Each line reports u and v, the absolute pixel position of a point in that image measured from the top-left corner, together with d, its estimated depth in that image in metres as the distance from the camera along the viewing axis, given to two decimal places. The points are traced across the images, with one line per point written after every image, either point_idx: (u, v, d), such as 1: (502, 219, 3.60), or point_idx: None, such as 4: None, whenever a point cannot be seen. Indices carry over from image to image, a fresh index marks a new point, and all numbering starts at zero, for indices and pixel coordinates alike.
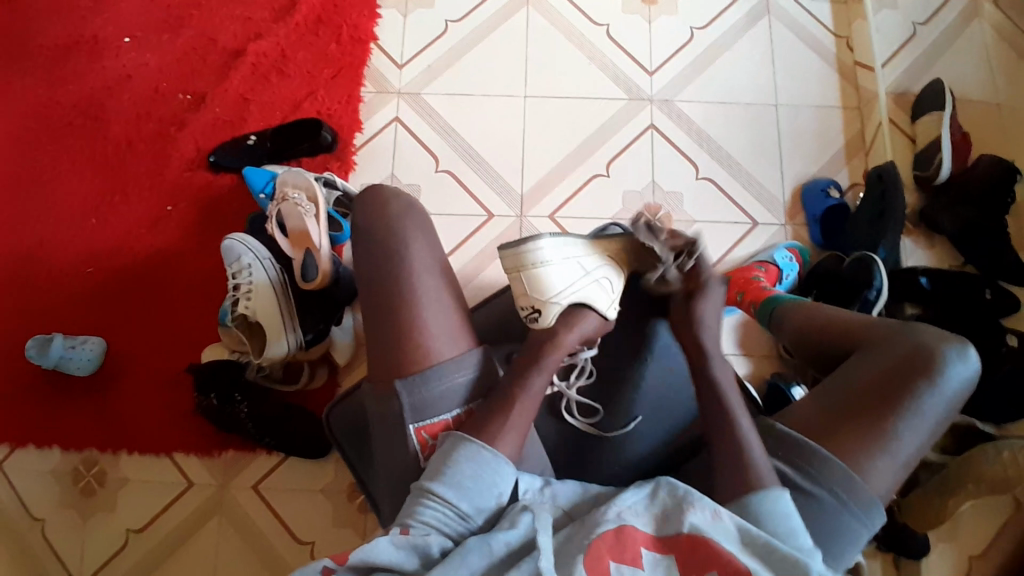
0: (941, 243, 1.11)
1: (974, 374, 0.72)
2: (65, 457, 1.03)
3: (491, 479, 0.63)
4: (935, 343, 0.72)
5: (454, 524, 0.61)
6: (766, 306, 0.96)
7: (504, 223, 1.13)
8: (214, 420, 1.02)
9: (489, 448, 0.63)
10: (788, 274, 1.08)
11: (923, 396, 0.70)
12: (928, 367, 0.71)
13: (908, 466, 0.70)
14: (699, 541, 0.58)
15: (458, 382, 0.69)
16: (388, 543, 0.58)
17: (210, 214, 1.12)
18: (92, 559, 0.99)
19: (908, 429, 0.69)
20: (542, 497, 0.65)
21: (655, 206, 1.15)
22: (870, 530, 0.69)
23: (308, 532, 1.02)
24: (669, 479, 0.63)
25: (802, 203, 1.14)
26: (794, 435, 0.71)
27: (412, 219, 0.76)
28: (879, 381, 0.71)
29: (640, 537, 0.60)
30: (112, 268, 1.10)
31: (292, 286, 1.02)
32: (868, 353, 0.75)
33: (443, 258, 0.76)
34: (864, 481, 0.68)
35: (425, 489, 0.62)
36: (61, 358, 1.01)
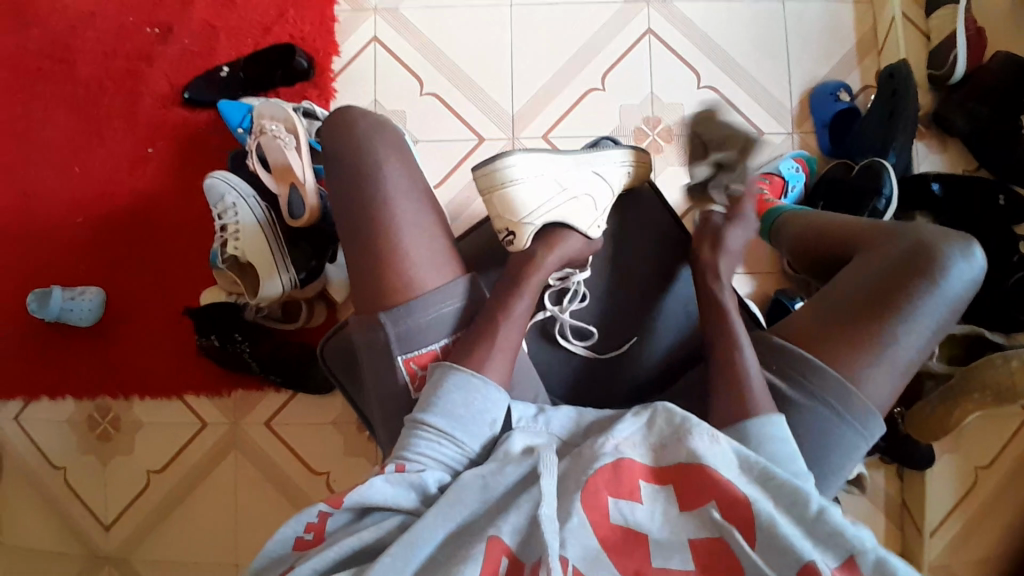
0: (955, 145, 1.05)
1: (978, 270, 0.68)
2: (79, 406, 1.05)
3: (481, 406, 0.62)
4: (934, 244, 0.68)
5: (450, 455, 0.60)
6: (767, 215, 0.92)
7: (495, 147, 1.09)
8: (218, 359, 1.03)
9: (477, 375, 0.63)
10: (794, 186, 1.03)
11: (922, 296, 0.67)
12: (928, 265, 0.68)
13: (907, 370, 0.68)
14: (695, 466, 0.55)
15: (443, 314, 0.68)
16: (383, 481, 0.56)
17: (193, 154, 1.09)
18: (117, 501, 1.04)
19: (906, 332, 0.67)
20: (536, 424, 0.64)
21: (655, 119, 1.09)
22: (868, 440, 0.68)
23: (321, 462, 1.05)
24: (666, 406, 0.59)
25: (811, 109, 1.08)
26: (790, 347, 0.70)
27: (384, 138, 0.71)
28: (874, 285, 0.69)
29: (638, 468, 0.56)
30: (101, 216, 1.08)
31: (281, 225, 1.00)
32: (865, 256, 0.72)
33: (423, 183, 0.72)
34: (859, 391, 0.66)
35: (418, 421, 0.61)
36: (62, 310, 1.01)
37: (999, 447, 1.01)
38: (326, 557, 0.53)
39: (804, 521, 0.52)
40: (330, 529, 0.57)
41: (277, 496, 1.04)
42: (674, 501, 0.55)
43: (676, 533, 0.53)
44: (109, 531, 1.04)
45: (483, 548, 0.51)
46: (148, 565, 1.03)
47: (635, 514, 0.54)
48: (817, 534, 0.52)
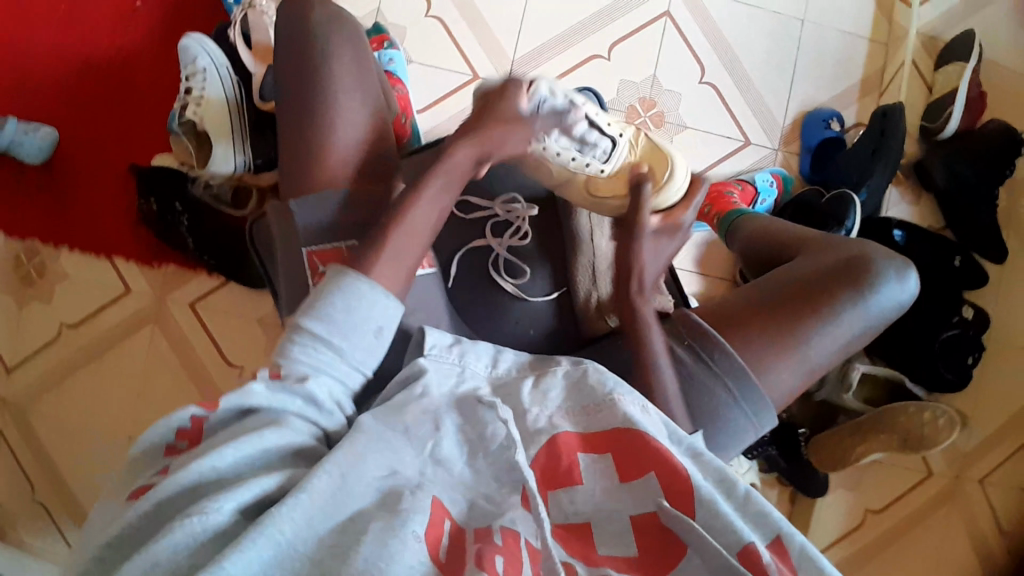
0: (927, 200, 1.06)
1: (904, 298, 0.73)
2: (6, 244, 1.02)
3: (366, 315, 0.56)
4: (870, 258, 0.73)
5: (334, 366, 0.53)
6: (726, 215, 0.94)
7: None
8: (154, 226, 1.01)
9: (366, 278, 0.57)
10: (765, 198, 1.03)
11: (847, 304, 0.70)
12: (861, 279, 0.72)
13: (812, 372, 0.70)
14: (637, 437, 0.52)
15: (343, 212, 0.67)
16: (264, 388, 0.48)
17: (182, 19, 1.05)
18: (24, 347, 1.02)
19: (822, 333, 0.69)
20: (449, 356, 0.61)
21: (650, 101, 1.08)
22: (756, 428, 0.69)
23: (239, 357, 1.04)
24: (598, 368, 0.59)
25: (801, 131, 1.09)
26: (703, 322, 0.70)
27: (337, 31, 0.70)
28: (806, 283, 0.72)
29: (572, 440, 0.54)
30: (72, 56, 1.04)
31: (248, 105, 0.97)
32: (807, 259, 0.76)
33: (369, 86, 0.72)
34: (759, 375, 0.68)
35: (297, 326, 0.54)
36: (13, 140, 0.98)
37: (896, 496, 1.03)
38: (222, 458, 0.41)
39: (734, 499, 0.51)
40: (208, 430, 0.46)
41: (187, 378, 1.03)
42: (613, 473, 0.51)
43: (618, 509, 0.49)
44: (10, 374, 1.02)
45: (426, 501, 0.44)
46: (43, 417, 1.01)
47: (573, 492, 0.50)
48: (746, 513, 0.51)
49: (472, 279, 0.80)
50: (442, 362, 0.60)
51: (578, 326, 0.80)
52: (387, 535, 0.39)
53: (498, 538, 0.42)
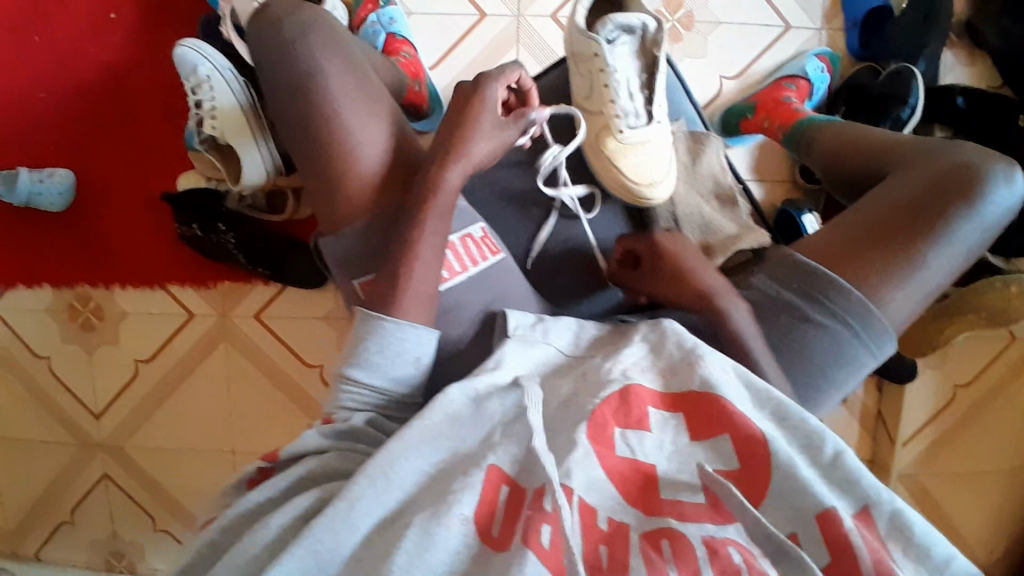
0: (982, 61, 1.00)
1: (1018, 197, 0.70)
2: (56, 296, 1.00)
3: (398, 349, 0.60)
4: (977, 162, 0.69)
5: (374, 399, 0.60)
6: (792, 127, 0.90)
7: (500, 25, 1.00)
8: (200, 248, 0.98)
9: (392, 318, 0.60)
10: (818, 88, 0.98)
11: (962, 216, 0.68)
12: (972, 185, 0.68)
13: (931, 292, 0.69)
14: (710, 398, 0.55)
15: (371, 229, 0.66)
16: (315, 433, 0.56)
17: (161, 20, 0.96)
18: (105, 391, 1.03)
19: (938, 253, 0.67)
20: (535, 333, 0.65)
21: (677, 3, 1.00)
22: (877, 358, 0.70)
23: (314, 355, 1.04)
24: (677, 330, 0.62)
25: (842, 4, 1.00)
26: (812, 264, 0.70)
27: (314, 36, 0.64)
28: (914, 201, 0.69)
29: (646, 395, 0.57)
30: (60, 86, 0.97)
31: (262, 102, 0.92)
32: (905, 173, 0.72)
33: (367, 81, 0.66)
34: (880, 310, 0.67)
35: (342, 373, 0.60)
36: (31, 194, 0.94)
37: (979, 368, 1.03)
38: (276, 487, 0.52)
39: (819, 465, 0.53)
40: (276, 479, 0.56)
41: (270, 388, 1.04)
42: (684, 432, 0.54)
43: (685, 463, 0.52)
44: (100, 419, 1.03)
45: (481, 475, 0.49)
46: (142, 452, 1.04)
47: (642, 444, 0.53)
48: (834, 480, 0.52)
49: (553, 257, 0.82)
50: (529, 340, 0.64)
51: None
52: (431, 528, 0.45)
53: (549, 503, 0.46)
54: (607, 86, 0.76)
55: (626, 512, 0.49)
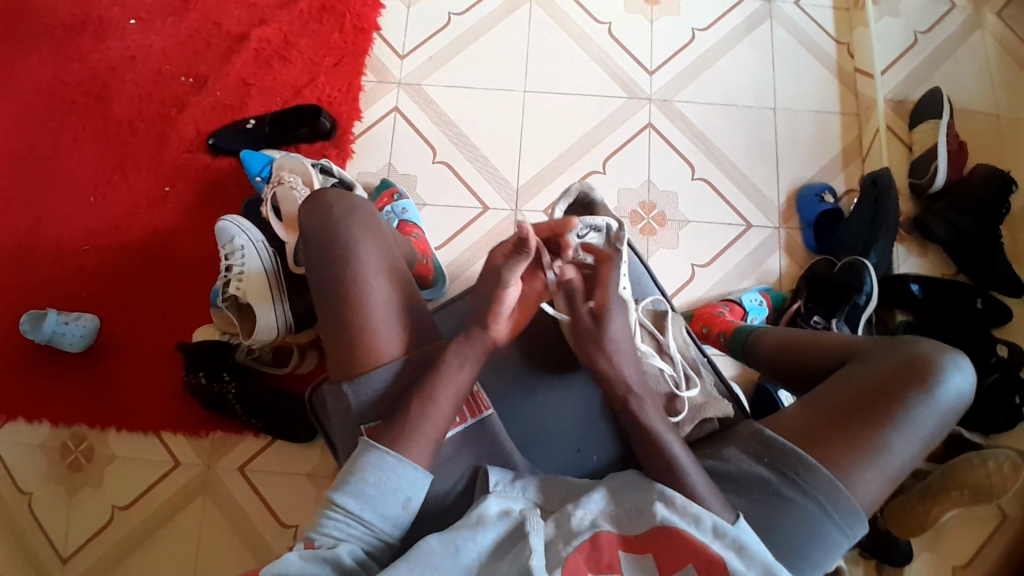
0: (934, 252, 1.11)
1: (968, 383, 0.76)
2: (54, 432, 1.04)
3: (394, 486, 0.65)
4: (931, 354, 0.76)
5: (361, 534, 0.64)
6: (734, 334, 1.00)
7: (499, 216, 1.14)
8: (203, 399, 1.03)
9: (393, 453, 0.66)
10: (756, 317, 1.08)
11: (919, 402, 0.73)
12: (924, 374, 0.74)
13: (893, 475, 0.73)
14: (674, 546, 0.62)
15: (387, 383, 0.71)
16: (297, 556, 0.60)
17: (206, 197, 1.12)
18: (78, 533, 1.00)
19: (900, 437, 0.72)
20: (512, 488, 0.70)
21: (650, 204, 1.15)
22: (850, 540, 0.72)
23: (291, 516, 1.03)
24: (633, 475, 0.68)
25: (797, 207, 1.15)
26: (780, 440, 0.75)
27: (355, 219, 0.76)
28: (867, 387, 0.75)
29: (614, 539, 0.63)
30: (109, 246, 1.10)
31: (285, 272, 1.04)
32: (863, 364, 0.78)
33: (391, 258, 0.77)
34: (850, 491, 0.71)
35: (330, 501, 0.64)
36: (55, 332, 1.01)
37: (977, 546, 1.00)
38: None
39: None
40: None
41: (243, 549, 1.01)
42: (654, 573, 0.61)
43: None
44: (66, 564, 0.99)
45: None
46: None
47: None
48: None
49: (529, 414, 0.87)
50: (508, 493, 0.69)
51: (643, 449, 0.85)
52: None
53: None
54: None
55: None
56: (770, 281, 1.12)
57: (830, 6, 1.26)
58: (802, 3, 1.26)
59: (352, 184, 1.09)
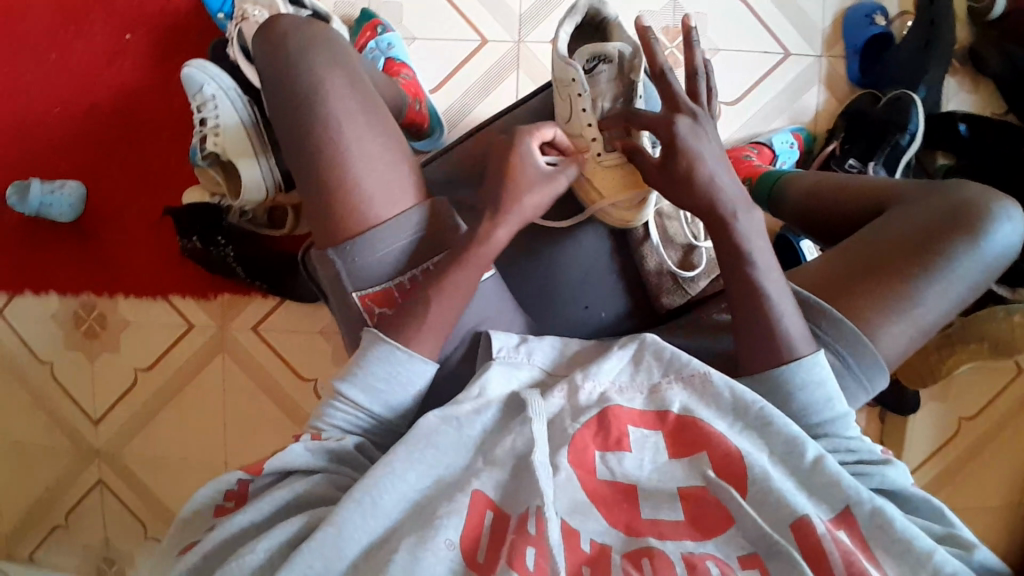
0: (988, 86, 0.98)
1: (1016, 235, 0.71)
2: (63, 303, 1.03)
3: (405, 381, 0.59)
4: (981, 200, 0.70)
5: (368, 425, 0.60)
6: (760, 182, 0.92)
7: (500, 51, 1.01)
8: (202, 261, 1.00)
9: (405, 350, 0.59)
10: (785, 161, 0.99)
11: (959, 255, 0.68)
12: (971, 223, 0.69)
13: (923, 331, 0.69)
14: (686, 421, 0.55)
15: (387, 245, 0.63)
16: (303, 447, 0.56)
17: (172, 41, 1.00)
18: (106, 397, 1.05)
19: (936, 290, 0.68)
20: (518, 355, 0.63)
21: (674, 31, 1.00)
22: (867, 392, 0.68)
23: (310, 370, 1.06)
24: (655, 342, 0.59)
25: (843, 30, 0.99)
26: (803, 292, 0.68)
27: (317, 52, 0.65)
28: (905, 236, 0.69)
29: (625, 414, 0.55)
30: (79, 103, 1.00)
31: (265, 121, 0.94)
32: (902, 210, 0.72)
33: (365, 94, 0.65)
34: (873, 346, 0.66)
35: (336, 389, 0.59)
36: (42, 204, 0.97)
37: (989, 397, 1.01)
38: (260, 512, 0.53)
39: (799, 472, 0.53)
40: (251, 493, 0.56)
41: (269, 403, 1.05)
42: (663, 450, 0.54)
43: (664, 481, 0.52)
44: (99, 426, 1.05)
45: (466, 499, 0.50)
46: (136, 459, 1.05)
47: (621, 464, 0.53)
48: (812, 486, 0.52)
49: (533, 278, 0.81)
50: (513, 362, 0.63)
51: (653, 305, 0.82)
52: (418, 550, 0.47)
53: (532, 524, 0.48)
54: (584, 109, 0.72)
55: (606, 533, 0.50)
56: (804, 121, 1.01)
57: None
58: None
59: (327, 15, 0.95)
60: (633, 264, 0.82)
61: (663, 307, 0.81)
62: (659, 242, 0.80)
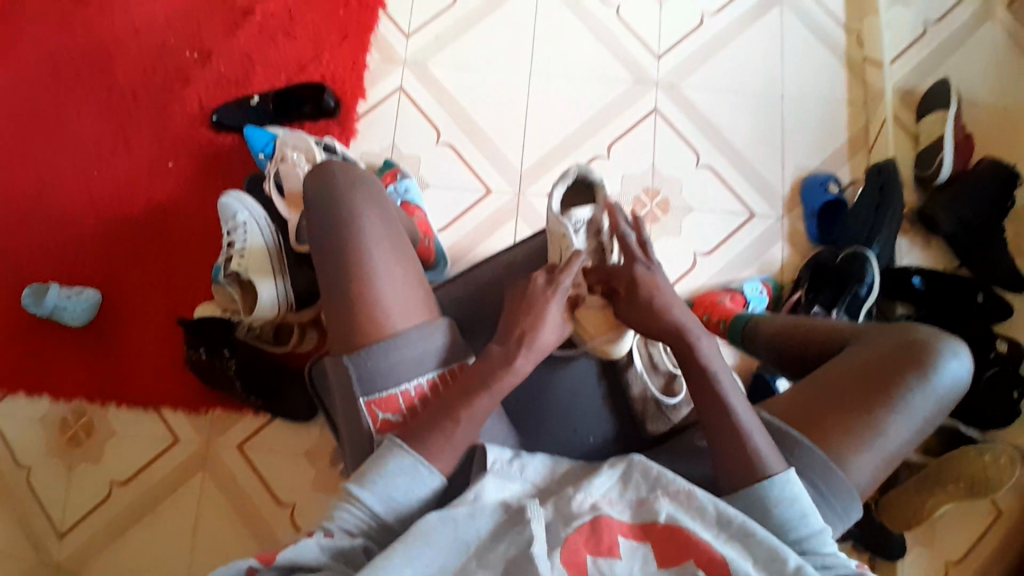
0: (936, 242, 1.11)
1: (964, 371, 0.75)
2: (54, 407, 1.04)
3: (417, 494, 0.62)
4: (930, 340, 0.75)
5: (375, 532, 0.61)
6: (733, 323, 0.98)
7: (503, 200, 1.13)
8: (204, 374, 1.03)
9: (425, 464, 0.62)
10: (756, 306, 1.08)
11: (914, 390, 0.73)
12: (923, 359, 0.74)
13: (888, 457, 0.72)
14: (673, 531, 0.56)
15: (398, 353, 0.66)
16: (316, 543, 0.57)
17: (208, 174, 1.11)
18: (77, 507, 1.01)
19: (897, 420, 0.72)
20: (511, 470, 0.63)
21: (654, 191, 1.14)
22: (845, 522, 0.70)
23: (289, 494, 1.04)
24: (642, 460, 0.62)
25: (801, 195, 1.14)
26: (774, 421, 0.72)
27: (361, 191, 0.74)
28: (864, 370, 0.74)
29: (617, 524, 0.57)
30: (112, 220, 1.10)
31: (287, 249, 1.02)
32: (859, 348, 0.78)
33: (396, 232, 0.74)
34: (843, 475, 0.69)
35: (353, 492, 0.61)
36: (56, 307, 1.02)
37: (972, 542, 1.01)
38: None
39: None
40: None
41: (240, 527, 1.02)
42: (652, 559, 0.55)
43: None
44: (63, 539, 1.00)
45: None
46: None
47: (612, 568, 0.53)
48: None
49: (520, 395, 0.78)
50: (507, 477, 0.63)
51: (640, 432, 0.78)
52: None
53: None
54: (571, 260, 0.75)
55: None
56: (772, 271, 1.12)
57: None
58: None
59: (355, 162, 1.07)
60: (618, 390, 0.80)
61: (648, 434, 0.78)
62: (645, 369, 0.78)
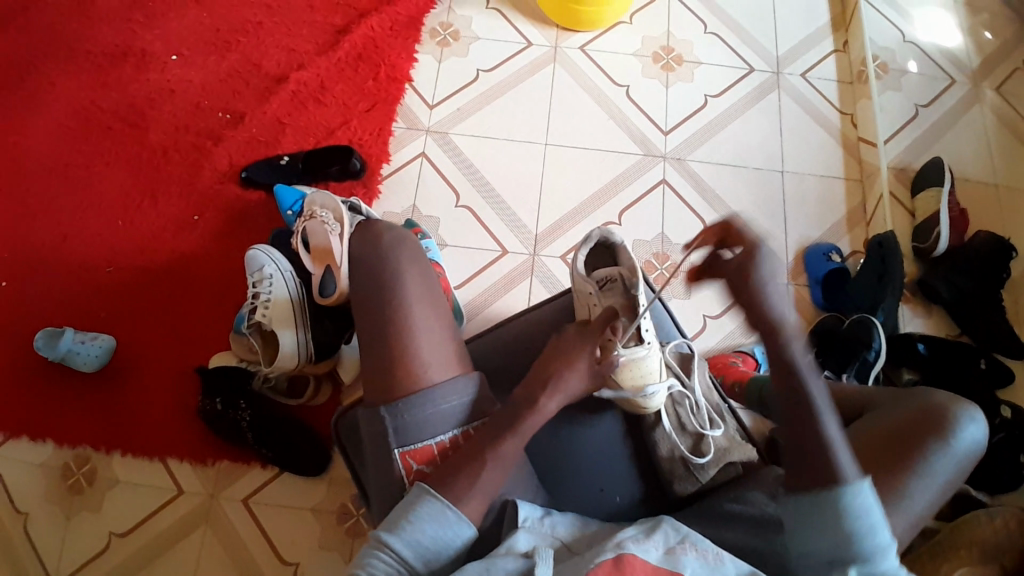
0: (938, 313, 1.15)
1: (985, 436, 0.71)
2: (57, 452, 1.02)
3: (447, 542, 0.59)
4: (949, 403, 0.72)
5: None
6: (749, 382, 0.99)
7: (518, 260, 1.17)
8: (217, 425, 1.02)
9: (454, 509, 0.60)
10: (767, 369, 1.09)
11: (936, 452, 0.69)
12: (941, 421, 0.71)
13: (915, 521, 0.68)
14: None
15: (437, 405, 0.66)
16: None
17: (231, 227, 1.14)
18: (71, 557, 0.97)
19: (919, 484, 0.68)
20: (543, 527, 0.62)
21: (664, 255, 1.19)
22: None
23: (292, 551, 1.00)
24: (673, 520, 0.60)
25: (804, 265, 1.19)
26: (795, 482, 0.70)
27: (404, 253, 0.73)
28: (883, 434, 0.72)
29: (640, 563, 0.54)
30: (133, 268, 1.11)
31: (309, 300, 1.04)
32: (879, 414, 0.75)
33: (436, 293, 0.73)
34: None
35: (381, 540, 0.58)
36: (70, 351, 1.01)
37: None
38: None
39: None
40: None
41: None
42: None
43: None
44: None
45: None
46: None
47: None
48: None
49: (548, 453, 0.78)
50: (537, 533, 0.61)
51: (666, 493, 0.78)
52: None
53: None
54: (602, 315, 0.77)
55: None
56: None
57: (835, 79, 1.34)
58: (809, 75, 1.34)
59: None
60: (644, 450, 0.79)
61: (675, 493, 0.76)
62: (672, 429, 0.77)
